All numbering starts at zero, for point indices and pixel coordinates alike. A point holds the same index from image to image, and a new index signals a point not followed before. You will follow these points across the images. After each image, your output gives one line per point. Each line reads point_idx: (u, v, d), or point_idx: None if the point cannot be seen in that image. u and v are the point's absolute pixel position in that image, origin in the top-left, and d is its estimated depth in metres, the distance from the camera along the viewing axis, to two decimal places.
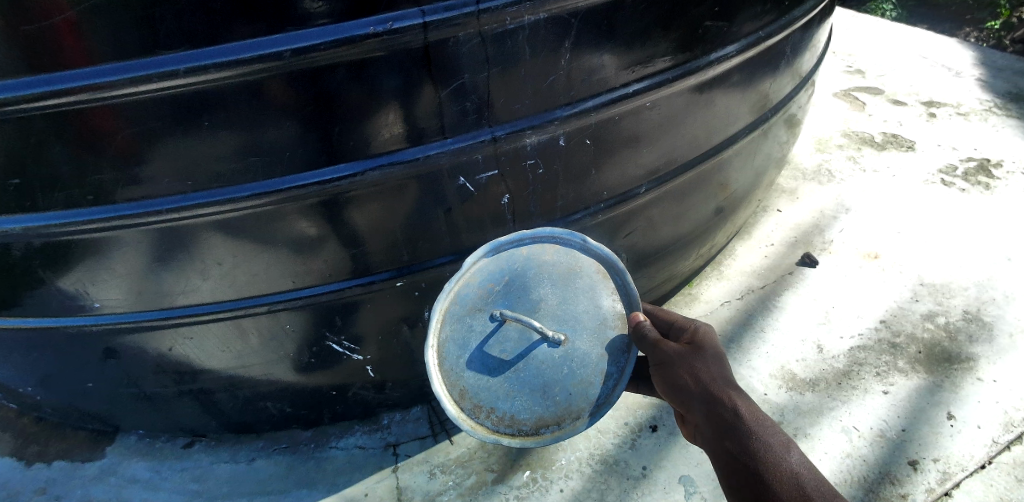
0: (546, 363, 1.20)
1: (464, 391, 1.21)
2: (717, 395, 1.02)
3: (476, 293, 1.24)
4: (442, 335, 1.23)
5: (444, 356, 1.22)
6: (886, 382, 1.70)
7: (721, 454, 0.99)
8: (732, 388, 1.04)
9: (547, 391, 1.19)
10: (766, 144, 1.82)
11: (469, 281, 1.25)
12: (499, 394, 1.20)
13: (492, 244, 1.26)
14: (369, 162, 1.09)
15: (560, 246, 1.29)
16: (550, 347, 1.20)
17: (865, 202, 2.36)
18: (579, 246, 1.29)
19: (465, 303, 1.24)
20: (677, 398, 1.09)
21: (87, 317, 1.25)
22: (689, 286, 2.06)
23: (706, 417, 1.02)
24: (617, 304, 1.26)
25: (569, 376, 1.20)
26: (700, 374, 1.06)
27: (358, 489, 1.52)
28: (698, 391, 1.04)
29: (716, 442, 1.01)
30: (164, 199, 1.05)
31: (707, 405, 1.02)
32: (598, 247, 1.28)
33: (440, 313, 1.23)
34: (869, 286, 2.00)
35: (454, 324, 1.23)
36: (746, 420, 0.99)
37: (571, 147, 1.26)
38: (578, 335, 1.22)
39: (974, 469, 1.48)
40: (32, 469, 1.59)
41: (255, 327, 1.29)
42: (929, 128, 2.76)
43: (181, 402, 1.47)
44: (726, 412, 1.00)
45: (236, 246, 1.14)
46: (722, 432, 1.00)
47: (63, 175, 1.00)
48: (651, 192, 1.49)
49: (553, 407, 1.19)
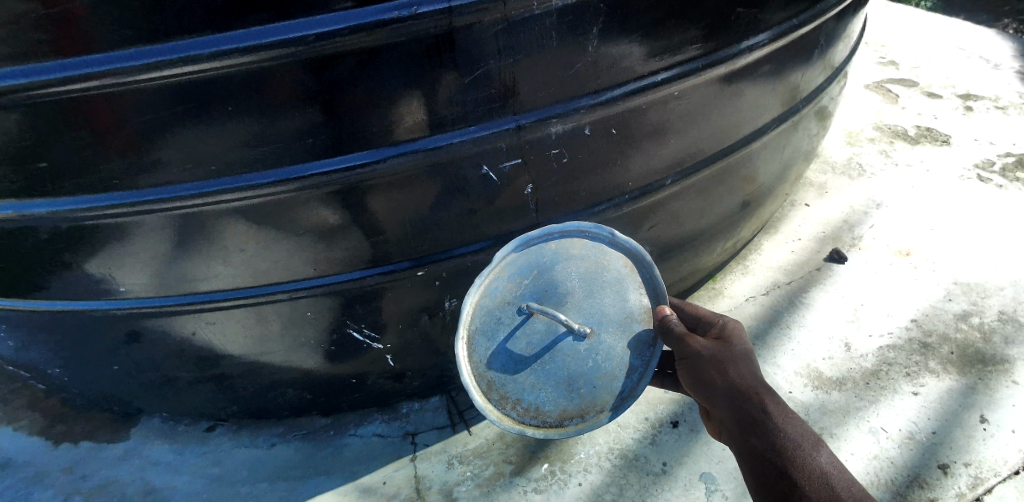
0: (571, 356, 1.21)
1: (491, 382, 1.22)
2: (745, 392, 1.01)
3: (504, 287, 1.22)
4: (471, 327, 1.22)
5: (473, 348, 1.22)
6: (916, 382, 1.65)
7: (747, 452, 0.98)
8: (760, 386, 1.02)
9: (572, 383, 1.21)
10: (795, 136, 1.77)
11: (498, 275, 1.22)
12: (525, 386, 1.21)
13: (521, 239, 1.21)
14: (391, 150, 1.08)
15: (588, 240, 1.26)
16: (575, 340, 1.21)
17: (897, 197, 2.28)
18: (607, 240, 1.26)
19: (494, 297, 1.22)
20: (703, 395, 1.07)
21: (112, 301, 1.26)
22: (712, 281, 2.03)
23: (732, 413, 1.01)
24: (643, 298, 1.25)
25: (594, 369, 1.22)
26: (728, 369, 1.05)
27: (376, 477, 1.53)
28: (725, 387, 1.03)
29: (741, 439, 0.99)
30: (188, 184, 1.06)
31: (734, 402, 1.01)
32: (626, 241, 1.25)
33: (470, 306, 1.21)
34: (900, 284, 1.94)
35: (483, 316, 1.22)
36: (774, 419, 0.97)
37: (596, 137, 1.23)
38: (604, 329, 1.22)
39: (1008, 475, 1.43)
40: (60, 449, 1.63)
41: (276, 313, 1.30)
42: (966, 121, 2.66)
43: (204, 387, 1.49)
44: (753, 410, 0.99)
45: (259, 232, 1.14)
46: (748, 429, 0.98)
47: (90, 159, 1.01)
48: (677, 183, 1.46)
49: (577, 399, 1.22)
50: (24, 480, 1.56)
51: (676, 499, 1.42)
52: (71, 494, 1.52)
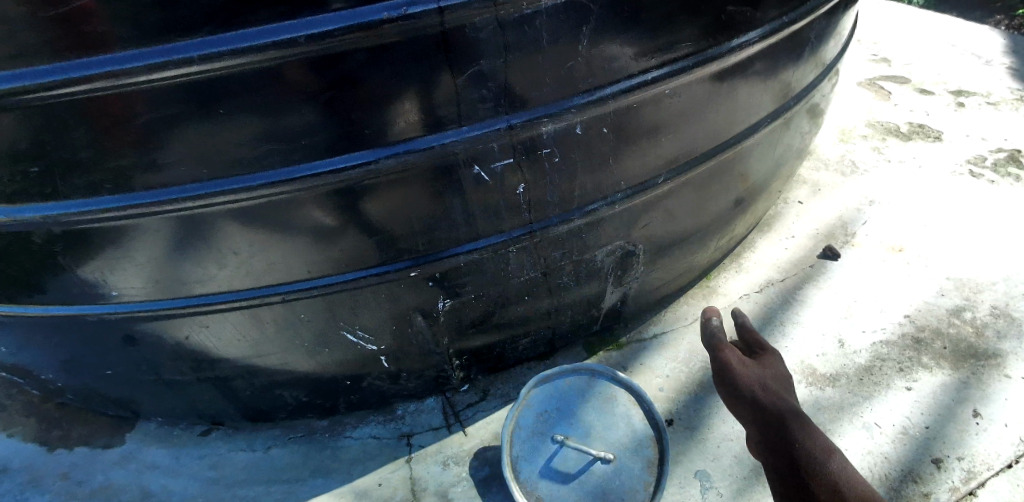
0: (603, 481, 1.45)
1: (539, 495, 1.44)
2: (773, 404, 1.34)
3: (534, 419, 1.55)
4: (513, 453, 1.50)
5: (519, 471, 1.47)
6: (909, 378, 1.66)
7: (776, 456, 1.24)
8: (787, 404, 1.34)
9: (606, 495, 1.43)
10: (788, 133, 1.78)
11: (525, 409, 1.56)
12: (569, 499, 1.43)
13: (539, 377, 1.60)
14: (384, 151, 1.08)
15: (596, 377, 1.62)
16: (602, 467, 1.46)
17: (890, 194, 2.30)
18: (610, 376, 1.61)
19: (526, 428, 1.54)
20: (728, 395, 1.45)
21: (107, 305, 1.26)
22: (707, 279, 2.03)
23: (770, 428, 1.29)
24: (646, 423, 1.53)
25: (622, 491, 1.43)
26: (757, 382, 1.42)
27: (373, 478, 1.53)
28: (753, 395, 1.38)
29: (772, 447, 1.26)
30: (181, 187, 1.05)
31: (771, 416, 1.31)
32: (626, 378, 1.59)
33: (507, 437, 1.52)
34: (893, 279, 1.95)
35: (521, 443, 1.52)
36: (803, 430, 1.26)
37: (589, 136, 1.23)
38: (623, 456, 1.48)
39: (1001, 468, 1.44)
40: (55, 454, 1.62)
41: (270, 316, 1.29)
42: (957, 117, 2.67)
43: (200, 390, 1.48)
44: (788, 425, 1.28)
45: (253, 235, 1.14)
46: (784, 439, 1.25)
47: (84, 161, 1.01)
48: (670, 181, 1.46)
49: (613, 500, 1.43)
50: (20, 486, 1.55)
51: (671, 498, 1.43)
52: (67, 499, 1.52)
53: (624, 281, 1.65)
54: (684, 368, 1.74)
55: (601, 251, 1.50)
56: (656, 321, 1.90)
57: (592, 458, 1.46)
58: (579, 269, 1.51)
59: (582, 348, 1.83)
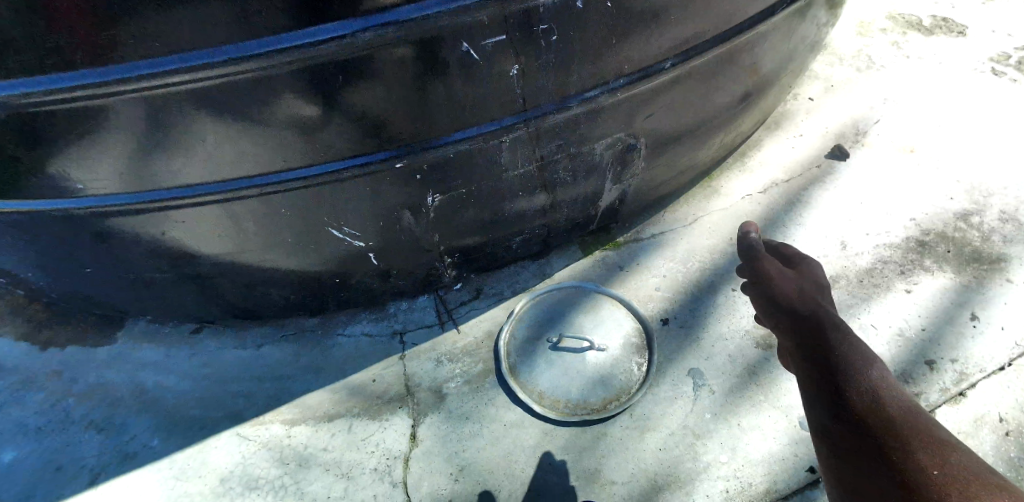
0: (599, 370, 1.48)
1: (541, 393, 1.45)
2: (814, 313, 0.85)
3: (527, 329, 1.59)
4: (511, 360, 1.53)
5: (518, 374, 1.49)
6: (910, 281, 1.64)
7: (844, 438, 0.73)
8: (862, 344, 0.81)
9: (605, 382, 1.46)
10: (805, 23, 1.63)
11: (519, 323, 1.61)
12: (570, 389, 1.45)
13: (530, 294, 1.67)
14: (362, 23, 0.95)
15: (581, 287, 1.67)
16: (596, 357, 1.50)
17: (907, 92, 2.17)
18: (595, 287, 1.67)
19: (521, 337, 1.57)
20: (777, 334, 0.88)
21: (75, 201, 1.18)
22: (708, 179, 1.96)
23: (809, 352, 0.81)
24: (631, 318, 1.59)
25: (618, 378, 1.47)
26: (797, 289, 0.90)
27: (367, 375, 1.54)
28: (789, 304, 0.87)
29: (835, 418, 0.74)
30: (132, 65, 0.92)
31: (812, 335, 0.82)
32: (609, 288, 1.66)
33: (504, 345, 1.56)
34: (902, 181, 1.88)
35: (517, 350, 1.54)
36: (873, 395, 0.75)
37: (590, 12, 1.10)
38: (614, 346, 1.52)
39: (993, 370, 1.44)
40: (46, 354, 1.62)
41: (248, 210, 1.23)
42: (984, 11, 2.47)
43: (184, 287, 1.45)
44: (860, 380, 0.76)
45: (222, 123, 1.03)
46: (844, 401, 0.75)
47: (20, 35, 0.87)
48: (677, 67, 1.34)
49: (612, 387, 1.45)
50: (15, 384, 1.56)
51: (664, 394, 1.45)
52: (64, 397, 1.53)
53: (623, 178, 1.59)
54: (680, 268, 1.71)
55: (599, 143, 1.42)
56: (653, 222, 1.85)
57: (587, 347, 1.51)
58: (575, 163, 1.44)
59: (576, 248, 1.79)
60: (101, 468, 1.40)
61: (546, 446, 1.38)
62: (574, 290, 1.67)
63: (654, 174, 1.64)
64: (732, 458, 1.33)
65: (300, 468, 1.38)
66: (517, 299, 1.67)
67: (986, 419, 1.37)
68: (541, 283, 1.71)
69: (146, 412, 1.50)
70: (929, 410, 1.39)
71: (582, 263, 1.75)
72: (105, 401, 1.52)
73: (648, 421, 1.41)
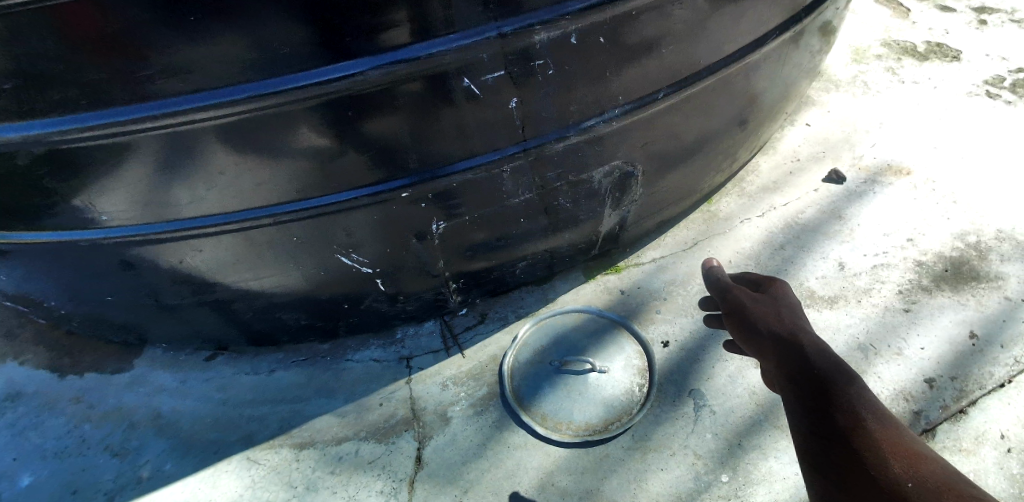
0: (600, 391, 1.51)
1: (544, 414, 1.48)
2: (791, 335, 0.91)
3: (531, 354, 1.62)
4: (515, 383, 1.56)
5: (522, 396, 1.52)
6: (910, 300, 1.66)
7: (829, 458, 0.74)
8: (840, 362, 0.84)
9: (607, 403, 1.49)
10: (796, 53, 1.68)
11: (523, 347, 1.64)
12: (573, 410, 1.48)
13: (535, 318, 1.70)
14: (368, 61, 1.01)
15: (583, 313, 1.71)
16: (598, 378, 1.53)
17: (901, 116, 2.22)
18: (596, 311, 1.70)
19: (525, 361, 1.60)
20: (761, 360, 0.93)
21: (99, 230, 1.24)
22: (708, 203, 2.02)
23: (792, 375, 0.85)
24: (631, 340, 1.62)
25: (619, 399, 1.50)
26: (773, 312, 0.97)
27: (375, 398, 1.58)
28: (766, 326, 0.94)
29: (819, 439, 0.76)
30: (159, 102, 0.99)
31: (791, 356, 0.87)
32: (609, 312, 1.69)
33: (510, 369, 1.59)
34: (899, 203, 1.92)
35: (521, 373, 1.58)
36: (855, 411, 0.77)
37: (585, 47, 1.16)
38: (615, 367, 1.55)
39: (994, 387, 1.45)
40: (66, 379, 1.67)
41: (263, 239, 1.29)
42: (978, 36, 2.53)
43: (198, 314, 1.51)
44: (841, 398, 0.79)
45: (239, 154, 1.09)
46: (827, 420, 0.77)
47: (56, 76, 0.94)
48: (670, 97, 1.40)
49: (613, 408, 1.48)
50: (35, 409, 1.61)
51: (666, 414, 1.47)
52: (81, 421, 1.58)
53: (622, 204, 1.64)
54: (682, 291, 1.75)
55: (598, 171, 1.48)
56: (655, 246, 1.89)
57: (589, 368, 1.54)
58: (575, 190, 1.49)
59: (580, 273, 1.84)
60: (116, 491, 1.44)
61: (549, 466, 1.40)
62: (579, 315, 1.70)
63: (653, 199, 1.70)
64: (733, 478, 1.34)
65: (308, 490, 1.40)
66: (522, 324, 1.71)
67: (988, 436, 1.37)
68: (544, 307, 1.75)
69: (161, 435, 1.54)
70: (929, 429, 1.39)
71: (585, 288, 1.79)
72: (121, 425, 1.57)
73: (649, 442, 1.42)
